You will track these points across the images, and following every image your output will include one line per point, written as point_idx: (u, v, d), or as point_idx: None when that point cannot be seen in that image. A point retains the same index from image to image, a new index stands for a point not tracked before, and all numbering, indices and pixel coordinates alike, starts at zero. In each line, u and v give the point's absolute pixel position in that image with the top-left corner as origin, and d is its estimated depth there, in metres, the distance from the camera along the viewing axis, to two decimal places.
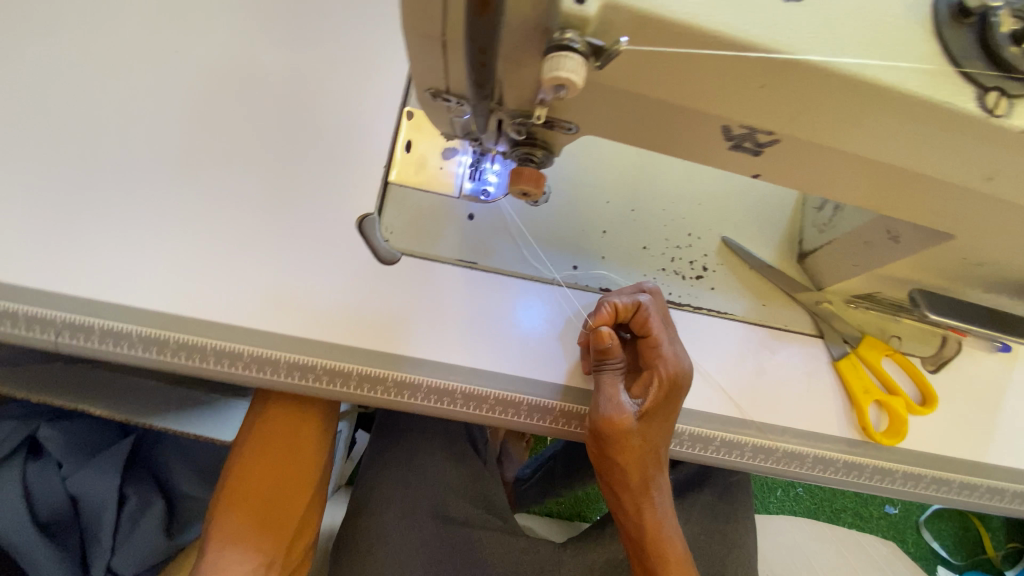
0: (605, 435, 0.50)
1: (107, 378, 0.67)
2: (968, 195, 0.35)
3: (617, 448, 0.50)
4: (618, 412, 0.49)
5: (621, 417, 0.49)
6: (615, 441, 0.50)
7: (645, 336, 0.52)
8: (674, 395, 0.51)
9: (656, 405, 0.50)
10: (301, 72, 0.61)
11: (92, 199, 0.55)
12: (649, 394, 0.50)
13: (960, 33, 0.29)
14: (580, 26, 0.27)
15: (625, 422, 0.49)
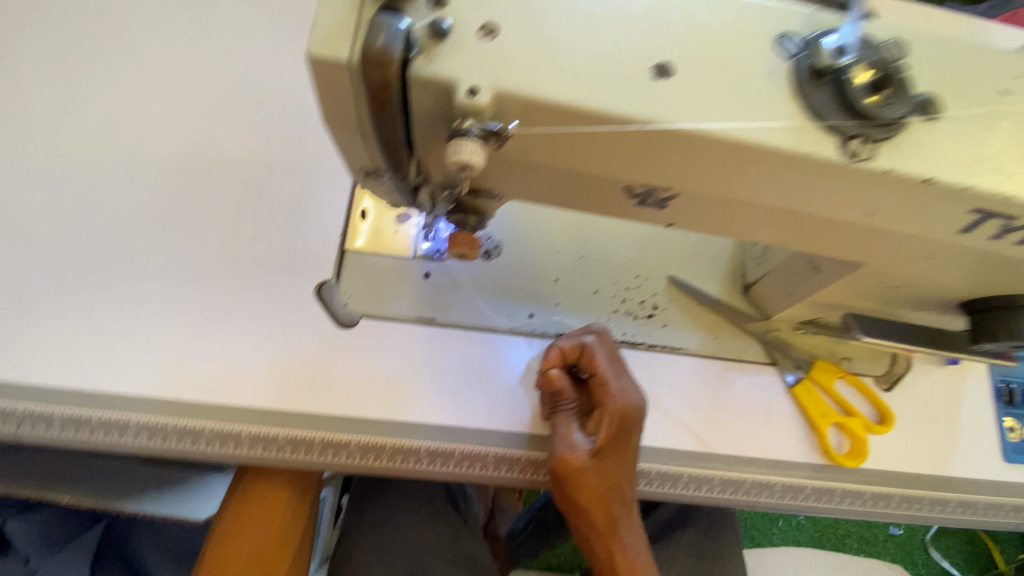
0: (562, 477, 0.51)
1: (70, 463, 0.66)
2: (862, 229, 0.38)
3: (576, 489, 0.51)
4: (569, 452, 0.51)
5: (572, 456, 0.51)
6: (573, 482, 0.51)
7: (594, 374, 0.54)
8: (625, 431, 0.51)
9: (610, 443, 0.51)
10: (257, 152, 0.64)
11: (48, 289, 0.56)
12: (601, 433, 0.51)
13: (817, 90, 0.32)
14: (478, 113, 0.31)
15: (578, 462, 0.50)
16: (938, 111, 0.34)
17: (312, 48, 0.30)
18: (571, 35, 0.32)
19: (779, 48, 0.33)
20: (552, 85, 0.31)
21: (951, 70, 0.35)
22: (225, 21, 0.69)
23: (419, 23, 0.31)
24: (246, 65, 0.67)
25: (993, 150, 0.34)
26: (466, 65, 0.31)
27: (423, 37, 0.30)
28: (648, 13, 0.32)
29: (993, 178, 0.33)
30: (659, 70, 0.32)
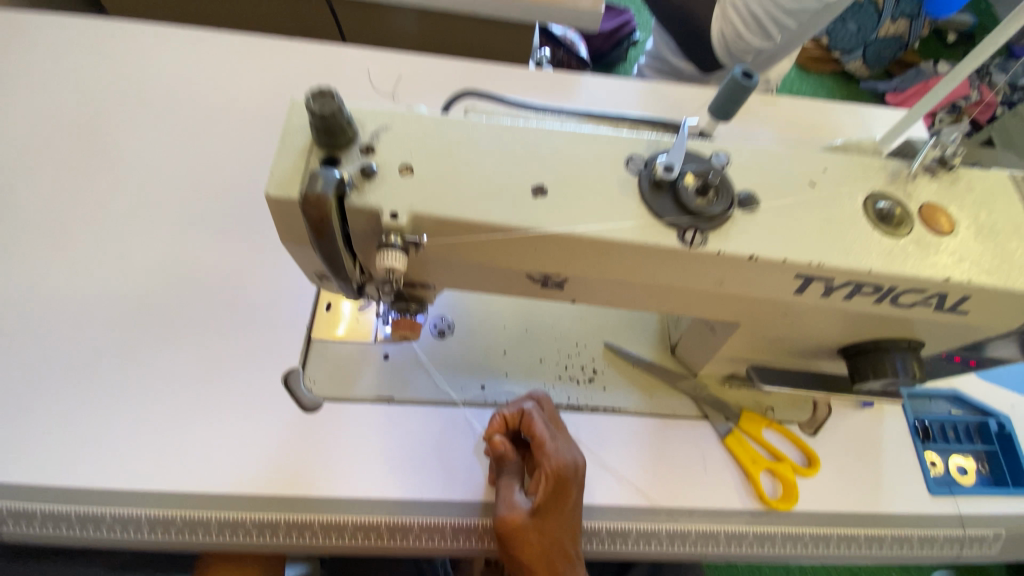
0: (505, 535, 0.57)
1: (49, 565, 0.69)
2: (723, 295, 0.47)
3: (518, 546, 0.56)
4: (511, 510, 0.57)
5: (513, 514, 0.57)
6: (513, 540, 0.56)
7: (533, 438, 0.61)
8: (561, 488, 0.57)
9: (546, 500, 0.57)
10: (233, 258, 0.73)
11: (38, 393, 0.62)
12: (538, 490, 0.57)
13: (658, 195, 0.42)
14: (400, 230, 0.41)
15: (516, 518, 0.56)
16: (755, 205, 0.44)
17: (269, 191, 0.39)
18: (467, 167, 0.42)
19: (630, 167, 0.44)
20: (454, 205, 0.41)
21: (766, 170, 0.46)
22: (209, 149, 0.81)
23: (351, 166, 0.41)
24: (226, 185, 0.78)
25: (803, 229, 0.44)
26: (388, 196, 0.41)
27: (355, 177, 0.40)
28: (526, 148, 0.43)
29: (803, 251, 0.43)
30: (536, 189, 0.42)
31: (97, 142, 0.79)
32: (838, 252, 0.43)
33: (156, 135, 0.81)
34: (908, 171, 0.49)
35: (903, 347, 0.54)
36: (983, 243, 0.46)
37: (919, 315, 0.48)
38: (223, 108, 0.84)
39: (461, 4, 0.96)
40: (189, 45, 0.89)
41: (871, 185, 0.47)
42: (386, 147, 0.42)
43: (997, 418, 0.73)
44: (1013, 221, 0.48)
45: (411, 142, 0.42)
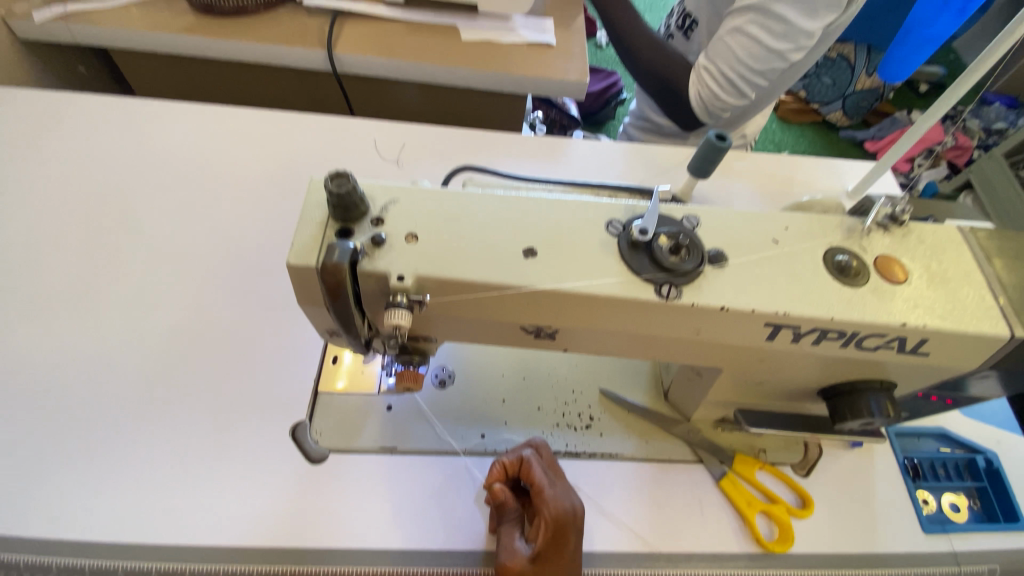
0: None
1: None
2: (702, 343, 0.51)
3: None
4: (511, 558, 0.58)
5: (514, 562, 0.57)
6: None
7: (532, 484, 0.63)
8: (561, 533, 0.58)
9: (546, 546, 0.58)
10: (246, 315, 0.77)
11: (56, 449, 0.65)
12: (538, 537, 0.58)
13: (634, 255, 0.47)
14: (405, 291, 0.45)
15: (517, 565, 0.57)
16: (724, 261, 0.49)
17: (290, 259, 0.45)
18: (465, 234, 0.47)
19: (610, 230, 0.49)
20: (454, 267, 0.46)
21: (733, 229, 0.51)
22: (227, 213, 0.87)
23: (362, 236, 0.46)
24: (241, 247, 0.84)
25: (769, 282, 0.48)
26: (396, 261, 0.46)
27: (366, 245, 0.46)
28: (518, 215, 0.49)
29: (770, 301, 0.47)
30: (527, 251, 0.47)
31: (122, 210, 0.86)
32: (802, 302, 0.48)
33: (178, 202, 0.87)
34: (862, 227, 0.54)
35: (876, 388, 0.58)
36: (936, 290, 0.50)
37: (886, 357, 0.52)
38: (241, 177, 0.91)
39: (459, 78, 1.05)
40: (211, 121, 0.98)
41: (830, 240, 0.52)
42: (394, 218, 0.48)
43: (984, 454, 0.76)
44: (962, 265, 0.52)
45: (415, 213, 0.48)
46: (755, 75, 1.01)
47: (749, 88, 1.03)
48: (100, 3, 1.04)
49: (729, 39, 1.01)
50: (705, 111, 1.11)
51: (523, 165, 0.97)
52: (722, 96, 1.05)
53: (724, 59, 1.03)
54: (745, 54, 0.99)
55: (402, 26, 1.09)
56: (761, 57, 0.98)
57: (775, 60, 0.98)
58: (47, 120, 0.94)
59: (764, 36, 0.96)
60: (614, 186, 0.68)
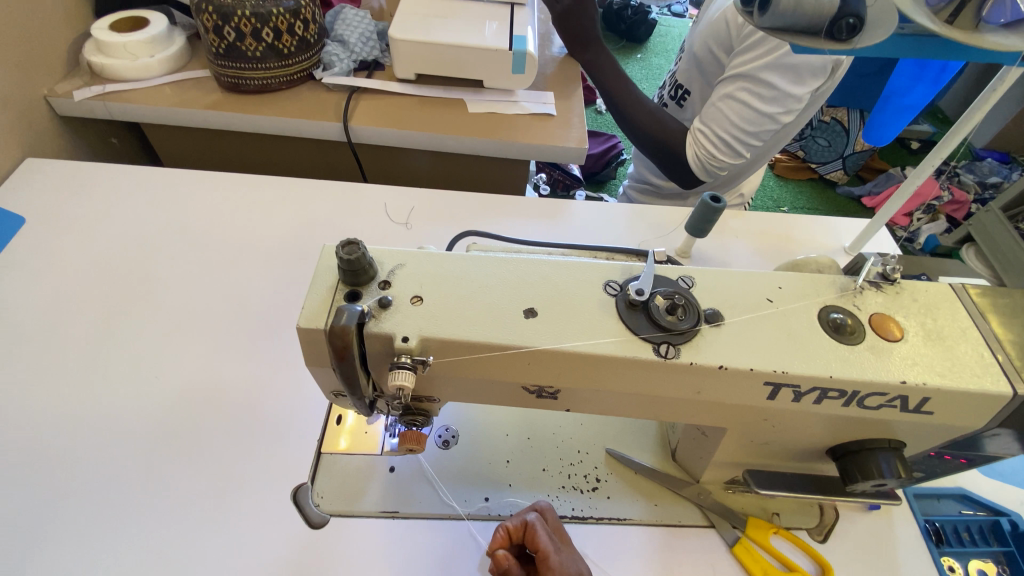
0: None
1: None
2: (704, 403, 0.51)
3: None
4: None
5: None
6: None
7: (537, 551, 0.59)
8: None
9: None
10: (254, 375, 0.79)
11: (55, 516, 0.64)
12: None
13: (632, 313, 0.49)
14: (410, 352, 0.47)
15: None
16: (720, 320, 0.50)
17: (300, 322, 0.47)
18: (468, 296, 0.49)
19: (608, 290, 0.51)
20: (457, 328, 0.47)
21: (729, 289, 0.53)
22: (241, 275, 0.91)
23: (370, 298, 0.48)
24: (252, 307, 0.86)
25: (766, 340, 0.49)
26: (401, 323, 0.47)
27: (373, 307, 0.48)
28: (519, 278, 0.51)
29: (766, 360, 0.48)
30: (528, 312, 0.49)
31: (141, 272, 0.89)
32: (798, 360, 0.49)
33: (195, 266, 0.91)
34: (855, 285, 0.55)
35: (885, 447, 0.57)
36: (933, 347, 0.51)
37: (891, 416, 0.52)
38: (256, 239, 0.96)
39: (466, 146, 1.12)
40: (230, 188, 1.04)
41: (824, 298, 0.53)
42: (401, 282, 0.50)
43: (1009, 516, 0.73)
44: (958, 321, 0.53)
45: (421, 277, 0.50)
46: (748, 135, 1.05)
47: (743, 146, 1.07)
48: (136, 84, 1.13)
49: (721, 104, 1.06)
50: (703, 167, 1.15)
51: (526, 226, 1.01)
52: (718, 154, 1.10)
53: (716, 120, 1.07)
54: (739, 117, 1.03)
55: (413, 100, 1.17)
56: (753, 118, 1.02)
57: (766, 120, 1.02)
58: (77, 188, 1.00)
59: (754, 100, 1.01)
60: (612, 248, 0.70)
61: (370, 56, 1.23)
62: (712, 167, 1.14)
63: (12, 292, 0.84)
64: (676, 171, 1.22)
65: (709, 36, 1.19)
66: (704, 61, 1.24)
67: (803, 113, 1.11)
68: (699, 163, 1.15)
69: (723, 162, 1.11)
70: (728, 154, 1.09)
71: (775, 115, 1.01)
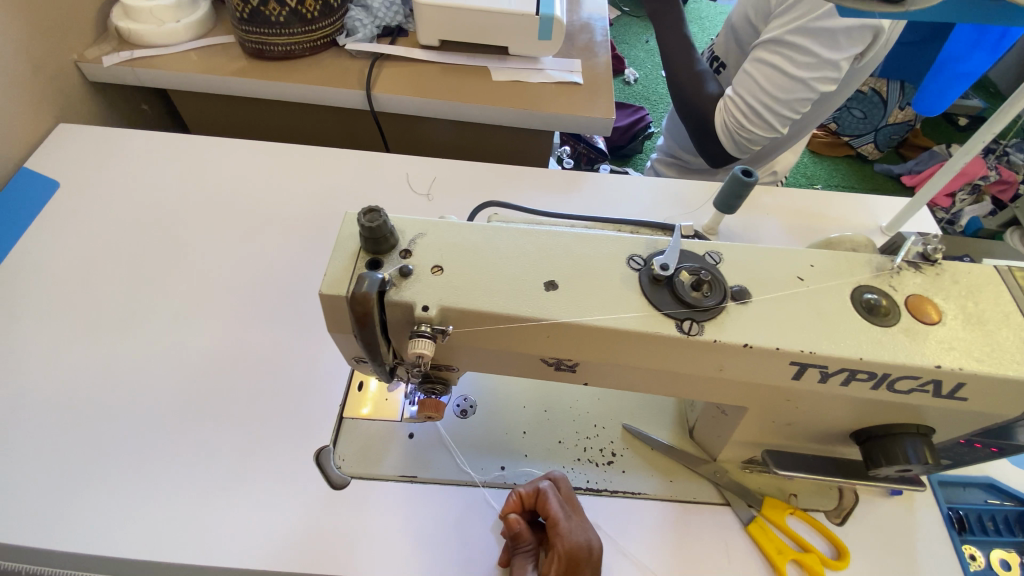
0: None
1: None
2: (720, 381, 0.50)
3: None
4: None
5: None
6: None
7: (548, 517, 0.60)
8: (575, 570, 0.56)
9: None
10: (277, 342, 0.80)
11: (97, 468, 0.68)
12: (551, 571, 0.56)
13: (656, 288, 0.48)
14: (429, 321, 0.47)
15: None
16: (747, 298, 0.49)
17: (322, 289, 0.47)
18: (489, 267, 0.49)
19: (631, 264, 0.49)
20: (476, 300, 0.47)
21: (759, 266, 0.51)
22: (265, 242, 0.92)
23: (391, 267, 0.48)
24: (276, 274, 0.88)
25: (793, 320, 0.48)
26: (421, 293, 0.47)
27: (394, 276, 0.48)
28: (540, 249, 0.50)
29: (792, 339, 0.47)
30: (548, 284, 0.48)
31: (169, 238, 0.91)
32: (826, 341, 0.47)
33: (222, 232, 0.93)
34: (892, 265, 0.52)
35: (913, 433, 0.55)
36: (972, 331, 0.48)
37: (921, 401, 0.50)
38: (279, 207, 0.97)
39: (489, 116, 1.10)
40: (254, 155, 1.04)
41: (857, 278, 0.51)
42: (421, 252, 0.50)
43: None
44: (1001, 305, 0.50)
45: (442, 247, 0.50)
46: (779, 104, 0.99)
47: (775, 118, 1.01)
48: (162, 50, 1.13)
49: (754, 70, 1.01)
50: (732, 141, 1.10)
51: (548, 199, 1.00)
52: (748, 127, 1.04)
53: (746, 89, 1.02)
54: (770, 83, 0.98)
55: (436, 67, 1.15)
56: (785, 86, 0.97)
57: (801, 89, 0.96)
58: (108, 153, 1.02)
59: (788, 65, 0.95)
60: (637, 221, 0.68)
61: (394, 21, 1.20)
62: (742, 142, 1.08)
63: (50, 254, 0.87)
64: (707, 148, 1.17)
65: (749, 5, 1.13)
66: (742, 32, 1.18)
67: (846, 83, 1.04)
68: (728, 137, 1.09)
69: (754, 137, 1.05)
70: (759, 127, 1.03)
71: (811, 84, 0.95)
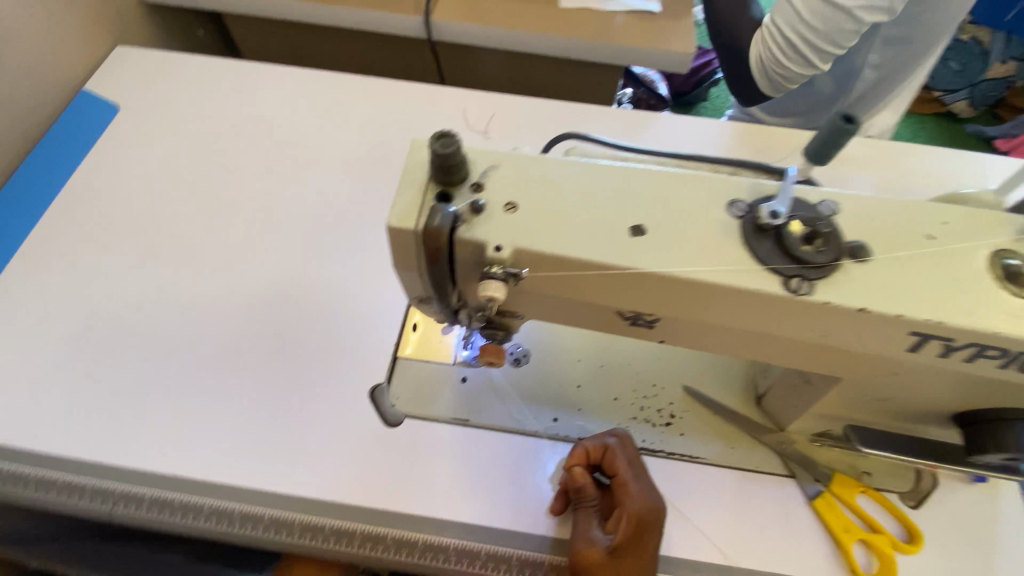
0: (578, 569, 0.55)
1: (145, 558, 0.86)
2: (818, 348, 0.45)
3: None
4: (585, 545, 0.55)
5: (587, 551, 0.55)
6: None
7: (615, 475, 0.59)
8: (643, 531, 0.54)
9: (626, 541, 0.54)
10: (331, 279, 0.79)
11: (161, 390, 0.70)
12: (617, 530, 0.55)
13: (761, 240, 0.42)
14: (501, 263, 0.43)
15: (593, 554, 0.54)
16: (865, 257, 0.42)
17: (390, 221, 0.43)
18: (570, 206, 0.44)
19: (732, 210, 0.44)
20: (555, 241, 0.42)
21: (881, 221, 0.44)
22: (318, 175, 0.89)
23: (462, 201, 0.44)
24: (330, 210, 0.86)
25: (920, 284, 0.41)
26: (495, 231, 0.43)
27: (465, 211, 0.44)
28: (627, 189, 0.44)
29: (918, 306, 0.40)
30: (635, 229, 0.43)
31: (225, 167, 0.90)
32: (960, 311, 0.40)
33: (276, 163, 0.90)
34: None
35: None
36: None
37: None
38: (332, 140, 0.93)
39: (553, 47, 1.01)
40: (306, 84, 1.00)
41: (997, 240, 0.44)
42: (495, 186, 0.45)
43: None
44: None
45: (517, 182, 0.45)
46: (818, 35, 0.86)
47: (813, 58, 0.89)
48: None
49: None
50: (767, 77, 1.00)
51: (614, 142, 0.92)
52: (779, 65, 0.94)
53: (781, 21, 0.90)
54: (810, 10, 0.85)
55: None
56: (828, 19, 0.83)
57: (847, 21, 0.82)
58: (164, 76, 1.00)
59: None
60: (734, 161, 0.60)
61: None
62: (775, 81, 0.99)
63: (115, 178, 0.88)
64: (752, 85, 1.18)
65: None
66: None
67: (920, 21, 0.94)
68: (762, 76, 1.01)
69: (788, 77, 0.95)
70: (793, 65, 0.92)
71: (860, 14, 0.81)
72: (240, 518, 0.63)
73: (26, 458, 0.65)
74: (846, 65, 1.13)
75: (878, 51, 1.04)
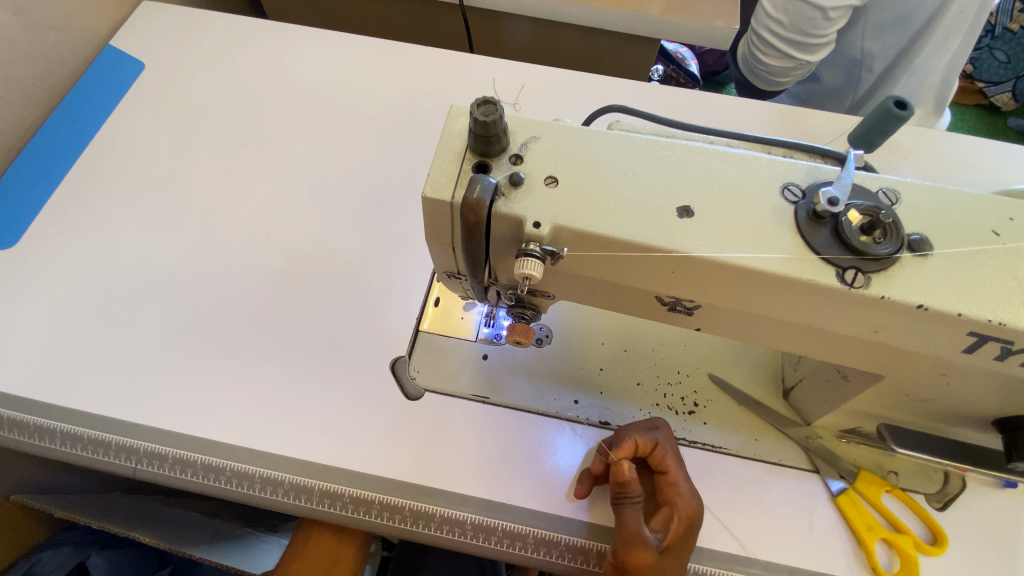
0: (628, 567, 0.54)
1: (167, 516, 0.89)
2: (866, 344, 0.43)
3: None
4: (638, 545, 0.54)
5: (643, 551, 0.54)
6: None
7: (663, 472, 0.60)
8: (690, 532, 0.57)
9: (675, 540, 0.56)
10: (354, 249, 0.78)
11: (184, 353, 0.70)
12: (669, 529, 0.56)
13: (816, 228, 0.40)
14: (540, 239, 0.41)
15: (647, 555, 0.53)
16: (927, 250, 0.40)
17: (425, 190, 0.42)
18: (615, 182, 0.42)
19: (785, 195, 0.42)
20: (597, 219, 0.41)
21: (947, 214, 0.42)
22: (343, 142, 0.87)
23: (501, 173, 0.42)
24: (354, 178, 0.84)
25: (985, 281, 0.39)
26: (534, 205, 0.41)
27: (503, 184, 0.42)
28: (674, 168, 0.42)
29: (982, 305, 0.38)
30: (683, 210, 0.41)
31: (250, 130, 0.88)
32: None
33: (301, 128, 0.88)
34: None
35: None
36: None
37: None
38: (358, 106, 0.91)
39: (589, 17, 0.96)
40: (333, 47, 0.97)
41: None
42: (535, 158, 0.43)
43: None
44: None
45: (558, 155, 0.43)
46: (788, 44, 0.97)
47: (789, 49, 0.97)
48: None
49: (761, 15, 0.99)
50: (763, 78, 1.11)
51: None
52: (763, 61, 1.04)
53: (759, 23, 1.01)
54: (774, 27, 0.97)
55: None
56: (792, 13, 0.92)
57: (809, 11, 0.90)
58: (191, 35, 0.98)
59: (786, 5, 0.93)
60: (788, 143, 0.57)
61: None
62: (761, 74, 1.10)
63: (142, 138, 0.87)
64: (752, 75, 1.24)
65: None
66: None
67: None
68: (762, 78, 1.11)
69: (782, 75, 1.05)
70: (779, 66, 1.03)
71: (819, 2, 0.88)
72: (234, 472, 0.64)
73: (52, 414, 0.66)
74: (847, 57, 1.14)
75: (874, 37, 1.06)
